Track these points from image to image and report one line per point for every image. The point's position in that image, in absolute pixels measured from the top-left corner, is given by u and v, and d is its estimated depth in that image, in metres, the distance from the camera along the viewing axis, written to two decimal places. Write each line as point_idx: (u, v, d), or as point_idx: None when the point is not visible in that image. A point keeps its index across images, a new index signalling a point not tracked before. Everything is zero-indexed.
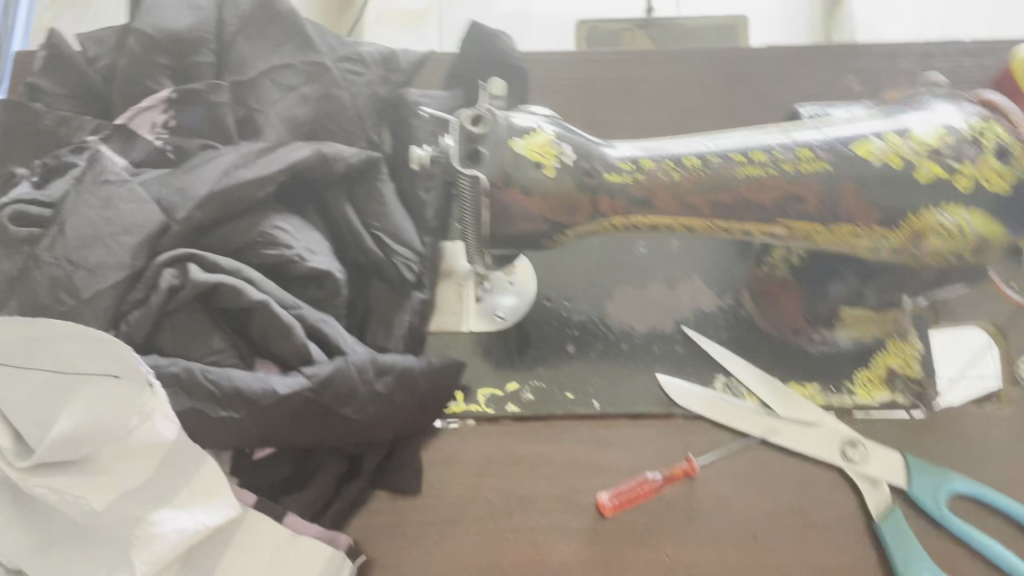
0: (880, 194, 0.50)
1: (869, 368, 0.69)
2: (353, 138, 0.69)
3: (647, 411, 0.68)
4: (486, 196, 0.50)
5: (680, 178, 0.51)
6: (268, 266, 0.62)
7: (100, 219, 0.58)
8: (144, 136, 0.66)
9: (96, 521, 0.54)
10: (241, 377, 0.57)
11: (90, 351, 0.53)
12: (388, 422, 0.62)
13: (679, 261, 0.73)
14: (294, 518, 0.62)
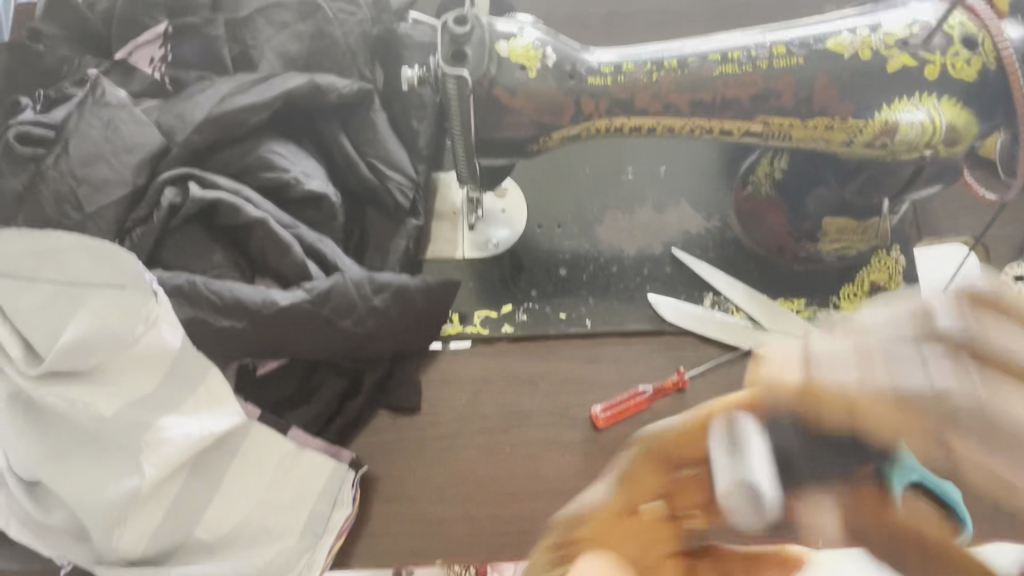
0: (851, 87, 0.52)
1: (854, 282, 0.70)
2: (346, 71, 0.71)
3: (638, 329, 0.70)
4: (474, 95, 0.52)
5: (660, 79, 0.53)
6: (265, 189, 0.64)
7: (102, 139, 0.60)
8: (143, 69, 0.69)
9: (105, 429, 0.56)
10: (243, 290, 0.59)
11: (94, 264, 0.56)
12: (386, 338, 0.64)
13: (667, 186, 0.75)
14: (299, 433, 0.65)
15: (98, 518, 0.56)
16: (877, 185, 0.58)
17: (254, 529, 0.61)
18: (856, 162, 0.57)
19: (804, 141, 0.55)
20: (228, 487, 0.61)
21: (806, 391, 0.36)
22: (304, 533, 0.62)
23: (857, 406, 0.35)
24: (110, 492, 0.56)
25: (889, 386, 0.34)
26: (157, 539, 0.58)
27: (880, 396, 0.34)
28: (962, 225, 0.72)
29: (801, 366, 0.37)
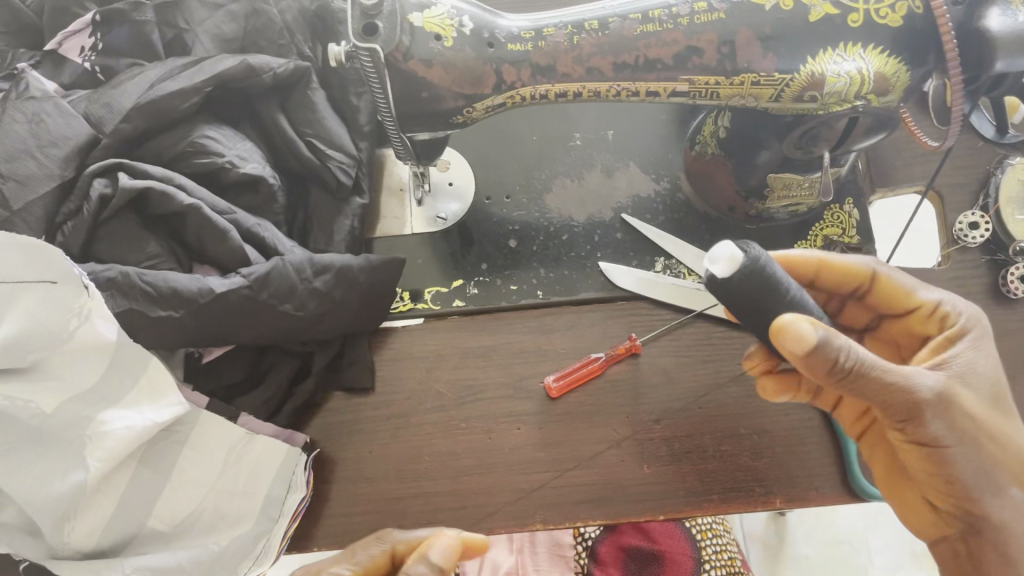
0: (773, 41, 0.51)
1: (806, 239, 0.70)
2: (283, 51, 0.69)
3: (591, 296, 0.70)
4: (388, 69, 0.51)
5: (580, 43, 0.52)
6: (200, 174, 0.64)
7: (28, 133, 0.60)
8: (73, 59, 0.68)
9: (48, 425, 0.56)
10: (178, 278, 0.58)
11: (23, 260, 0.55)
12: (330, 318, 0.63)
13: (615, 150, 0.75)
14: (248, 417, 0.64)
15: (52, 511, 0.55)
16: (815, 138, 0.57)
17: (209, 516, 0.61)
18: (792, 117, 0.56)
19: (731, 98, 0.55)
20: (181, 475, 0.61)
21: (821, 259, 0.55)
22: (261, 517, 0.62)
23: (853, 268, 0.55)
24: (57, 486, 0.55)
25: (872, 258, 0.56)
26: (110, 531, 0.58)
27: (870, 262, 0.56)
28: (915, 172, 0.70)
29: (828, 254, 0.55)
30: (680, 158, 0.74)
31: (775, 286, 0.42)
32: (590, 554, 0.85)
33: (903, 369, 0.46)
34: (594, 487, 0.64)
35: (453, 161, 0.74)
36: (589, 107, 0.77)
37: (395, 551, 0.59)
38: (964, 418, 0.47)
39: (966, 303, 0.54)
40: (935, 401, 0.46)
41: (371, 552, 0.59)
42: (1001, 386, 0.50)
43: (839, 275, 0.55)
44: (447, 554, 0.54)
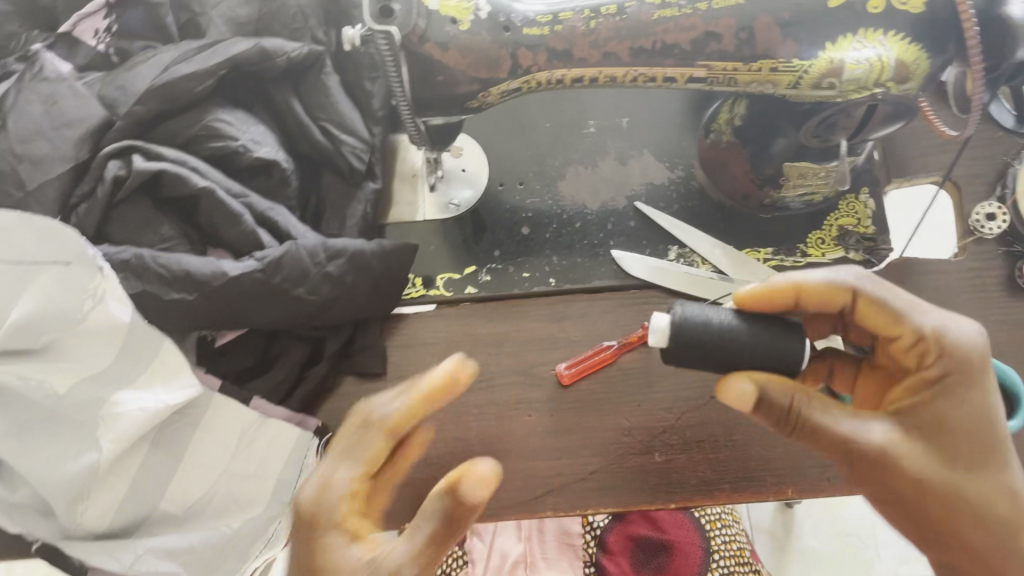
0: (793, 27, 0.51)
1: (822, 229, 0.69)
2: (297, 35, 0.69)
3: (603, 284, 0.69)
4: (403, 51, 0.51)
5: (597, 27, 0.52)
6: (214, 158, 0.64)
7: (42, 115, 0.60)
8: (87, 42, 0.68)
9: (62, 406, 0.57)
10: (192, 261, 0.58)
11: (38, 240, 0.56)
12: (342, 303, 0.63)
13: (629, 137, 0.74)
14: (260, 401, 0.64)
15: (63, 494, 0.56)
16: (832, 127, 0.57)
17: (221, 501, 0.61)
18: (810, 104, 0.56)
19: (749, 84, 0.54)
20: (193, 457, 0.61)
21: (797, 286, 0.52)
22: (271, 502, 0.63)
23: (831, 290, 0.52)
24: (70, 467, 0.56)
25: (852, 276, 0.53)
26: (123, 512, 0.58)
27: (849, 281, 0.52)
28: (932, 163, 0.70)
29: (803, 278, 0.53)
30: (694, 147, 0.74)
31: (710, 339, 0.49)
32: (599, 543, 0.85)
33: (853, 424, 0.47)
34: (605, 475, 0.64)
35: (466, 146, 0.74)
36: (603, 94, 0.76)
37: (388, 429, 0.48)
38: (910, 477, 0.46)
39: (957, 332, 0.48)
40: (877, 460, 0.46)
41: (363, 434, 0.49)
42: (980, 434, 0.46)
43: (815, 300, 0.52)
44: (488, 487, 0.46)
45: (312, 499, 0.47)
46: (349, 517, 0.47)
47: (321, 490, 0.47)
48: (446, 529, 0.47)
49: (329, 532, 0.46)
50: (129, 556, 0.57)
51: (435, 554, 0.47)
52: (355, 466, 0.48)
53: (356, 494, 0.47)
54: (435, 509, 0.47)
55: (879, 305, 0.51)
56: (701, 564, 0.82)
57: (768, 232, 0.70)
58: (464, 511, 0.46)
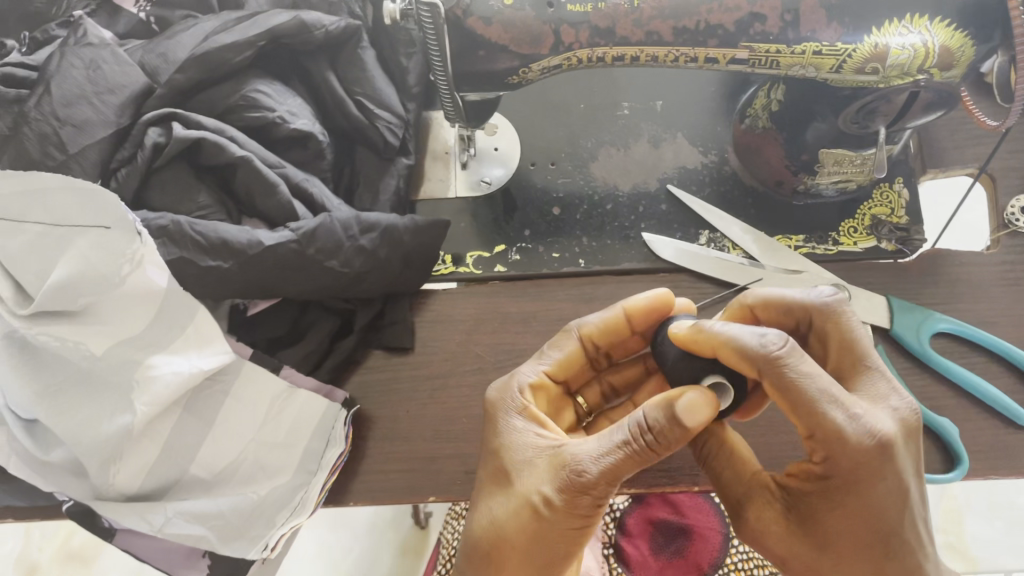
0: (837, 9, 0.51)
1: (855, 217, 0.69)
2: (334, 9, 0.69)
3: (633, 266, 0.69)
4: (447, 24, 0.52)
5: (641, 5, 0.53)
6: (252, 128, 0.64)
7: (85, 79, 0.60)
8: (128, 9, 0.69)
9: (96, 368, 0.57)
10: (228, 229, 0.59)
11: (81, 205, 0.58)
12: (374, 277, 0.64)
13: (663, 120, 0.74)
14: (291, 371, 0.64)
15: (95, 453, 0.56)
16: (872, 113, 0.57)
17: (249, 467, 0.61)
18: (849, 90, 0.56)
19: (791, 67, 0.54)
20: (222, 424, 0.61)
21: (722, 346, 0.45)
22: (299, 470, 0.62)
23: (742, 360, 0.44)
24: (105, 427, 0.56)
25: (779, 355, 0.42)
26: (153, 475, 0.58)
27: (766, 360, 0.43)
28: (968, 154, 0.70)
29: (721, 325, 0.45)
30: (728, 132, 0.73)
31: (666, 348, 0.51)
32: (619, 525, 0.85)
33: (748, 486, 0.51)
34: None
35: (501, 126, 0.74)
36: (637, 77, 0.76)
37: (585, 337, 0.57)
38: (773, 551, 0.48)
39: (857, 434, 0.42)
40: (758, 529, 0.49)
41: (559, 347, 0.57)
42: (849, 538, 0.44)
43: (734, 364, 0.45)
44: (698, 409, 0.44)
45: (497, 394, 0.55)
46: (529, 408, 0.53)
47: (506, 386, 0.55)
48: (649, 443, 0.45)
49: (509, 416, 0.53)
50: (159, 518, 0.57)
51: (629, 461, 0.46)
52: (549, 364, 0.56)
53: (539, 388, 0.56)
54: (634, 422, 0.46)
55: (784, 389, 0.42)
56: (720, 548, 0.82)
57: (801, 219, 0.70)
58: (672, 432, 0.44)
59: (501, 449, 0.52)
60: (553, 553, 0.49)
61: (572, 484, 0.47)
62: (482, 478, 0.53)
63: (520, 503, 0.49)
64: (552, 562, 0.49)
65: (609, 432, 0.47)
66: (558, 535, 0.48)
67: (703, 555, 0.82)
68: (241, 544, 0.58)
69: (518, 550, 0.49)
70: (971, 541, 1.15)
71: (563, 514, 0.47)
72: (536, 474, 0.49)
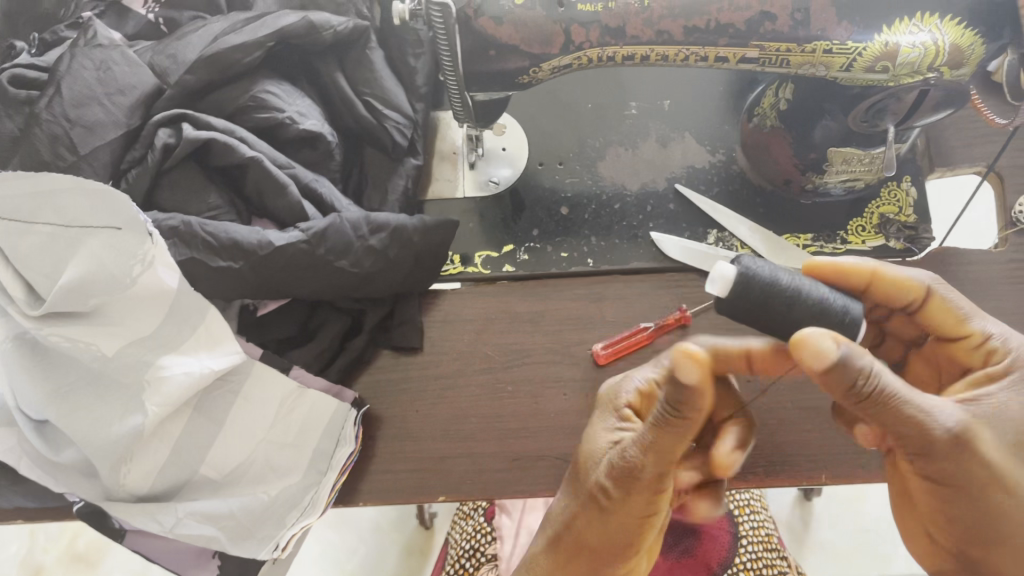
0: (848, 8, 0.51)
1: (862, 216, 0.69)
2: (342, 10, 0.69)
3: (643, 266, 0.69)
4: (458, 24, 0.52)
5: (651, 5, 0.53)
6: (261, 129, 0.64)
7: (95, 81, 0.61)
8: (136, 10, 0.69)
9: (107, 369, 0.57)
10: (238, 230, 0.59)
11: (92, 204, 0.57)
12: (383, 277, 0.64)
13: (670, 119, 0.74)
14: (299, 371, 0.64)
15: (108, 454, 0.56)
16: (881, 112, 0.57)
17: (260, 467, 0.61)
18: (859, 88, 0.56)
19: (801, 66, 0.55)
20: (233, 424, 0.61)
21: (870, 273, 0.50)
22: (309, 470, 0.62)
23: (907, 285, 0.51)
24: (117, 428, 0.56)
25: (934, 281, 0.51)
26: (165, 476, 0.58)
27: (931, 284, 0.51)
28: (976, 152, 0.70)
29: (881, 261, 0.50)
30: (736, 131, 0.74)
31: (764, 299, 0.43)
32: None
33: (923, 401, 0.42)
34: None
35: (509, 125, 0.75)
36: (645, 77, 0.76)
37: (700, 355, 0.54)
38: (981, 465, 0.43)
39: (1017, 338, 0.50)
40: (917, 450, 0.43)
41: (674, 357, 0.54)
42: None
43: (885, 294, 0.51)
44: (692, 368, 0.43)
45: (608, 391, 0.57)
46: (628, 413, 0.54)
47: (616, 385, 0.57)
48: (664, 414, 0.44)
49: (607, 416, 0.55)
50: (170, 519, 0.57)
51: (669, 438, 0.45)
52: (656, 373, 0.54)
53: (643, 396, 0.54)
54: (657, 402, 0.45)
55: (950, 306, 0.51)
56: (729, 548, 0.82)
57: (809, 218, 0.70)
58: (676, 397, 0.42)
59: (589, 445, 0.54)
60: (621, 542, 0.51)
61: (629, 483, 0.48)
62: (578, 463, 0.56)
63: (590, 500, 0.52)
64: (614, 550, 0.52)
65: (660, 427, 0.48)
66: (620, 526, 0.51)
67: (713, 555, 0.81)
68: (252, 545, 0.58)
69: (588, 545, 0.53)
70: None
71: (618, 502, 0.49)
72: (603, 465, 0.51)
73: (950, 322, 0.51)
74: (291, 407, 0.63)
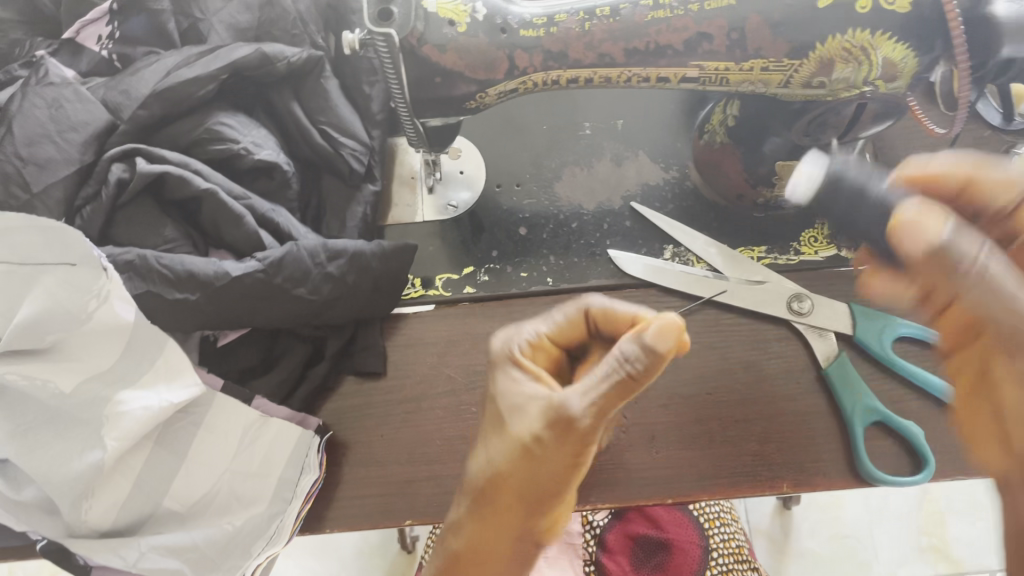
0: (783, 26, 0.52)
1: (815, 227, 0.70)
2: (296, 40, 0.70)
3: (599, 282, 0.70)
4: (402, 53, 0.53)
5: (591, 29, 0.54)
6: (216, 161, 0.65)
7: (47, 118, 0.62)
8: (90, 48, 0.70)
9: (66, 405, 0.57)
10: (194, 262, 0.60)
11: (45, 241, 0.57)
12: (343, 305, 0.64)
13: (624, 139, 0.76)
14: (262, 402, 0.64)
15: (68, 492, 0.55)
16: (822, 125, 0.58)
17: (224, 497, 0.61)
18: (800, 103, 0.57)
19: (740, 84, 0.56)
20: (195, 456, 0.61)
21: (968, 175, 0.43)
22: (274, 499, 0.62)
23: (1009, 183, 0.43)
24: (75, 465, 0.56)
25: None
26: (126, 510, 0.58)
27: None
28: None
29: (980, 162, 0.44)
30: (688, 148, 0.75)
31: (859, 193, 0.45)
32: (599, 542, 0.85)
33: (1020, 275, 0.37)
34: (601, 471, 0.63)
35: (464, 149, 0.75)
36: (599, 97, 0.77)
37: (590, 313, 0.52)
38: None
39: None
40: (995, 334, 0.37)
41: (567, 311, 0.52)
42: None
43: (976, 201, 0.44)
44: (667, 335, 0.42)
45: (500, 345, 0.51)
46: (526, 363, 0.49)
47: (507, 338, 0.51)
48: (631, 372, 0.43)
49: (506, 369, 0.49)
50: (134, 553, 0.56)
51: (613, 396, 0.43)
52: (550, 327, 0.52)
53: (536, 346, 0.51)
54: (616, 356, 0.43)
55: None
56: (700, 561, 0.83)
57: (763, 231, 0.71)
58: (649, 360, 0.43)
59: (495, 397, 0.49)
60: (550, 494, 0.45)
61: (564, 428, 0.44)
62: (484, 429, 0.49)
63: (513, 452, 0.46)
64: (540, 504, 0.46)
65: (589, 378, 0.44)
66: (550, 477, 0.45)
67: (685, 568, 0.82)
68: None
69: (518, 500, 0.46)
70: (954, 543, 1.15)
71: (551, 451, 0.44)
72: (526, 419, 0.46)
73: (998, 205, 0.43)
74: (251, 438, 0.63)
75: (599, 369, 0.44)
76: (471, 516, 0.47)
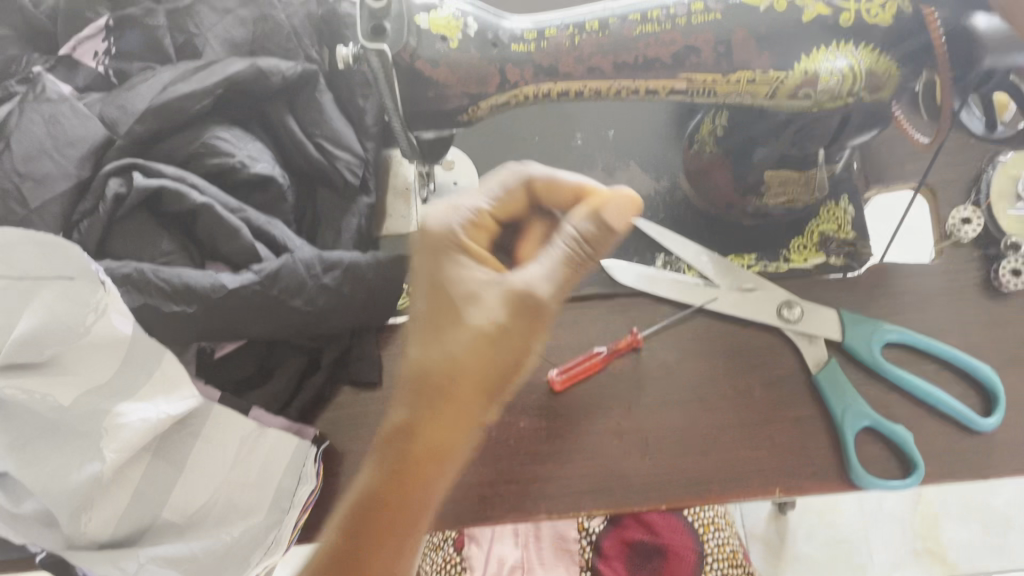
0: (767, 41, 0.53)
1: (804, 235, 0.70)
2: (291, 54, 0.71)
3: (591, 291, 0.70)
4: (396, 68, 0.54)
5: (581, 43, 0.55)
6: (212, 174, 0.66)
7: (45, 134, 0.63)
8: (87, 64, 0.71)
9: (65, 417, 0.58)
10: (192, 275, 0.61)
11: (40, 255, 0.57)
12: (339, 315, 0.64)
13: (615, 149, 0.76)
14: (259, 412, 0.65)
15: (65, 503, 0.56)
16: (808, 135, 0.59)
17: (222, 508, 0.61)
18: (787, 114, 0.58)
19: (728, 95, 0.57)
20: (193, 467, 0.61)
21: None
22: (271, 510, 0.62)
23: None
24: (74, 477, 0.57)
25: None
26: (125, 521, 0.59)
27: None
28: (907, 170, 0.72)
29: None
30: (680, 157, 0.75)
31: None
32: (595, 549, 0.86)
33: None
34: (596, 477, 0.64)
35: (456, 160, 0.76)
36: (592, 108, 0.78)
37: (527, 185, 0.58)
38: None
39: None
40: None
41: (506, 185, 0.58)
42: None
43: None
44: (621, 212, 0.55)
45: (441, 230, 0.56)
46: (470, 248, 0.55)
47: (448, 229, 0.55)
48: (586, 250, 0.54)
49: (455, 259, 0.54)
50: (132, 564, 0.57)
51: (570, 271, 0.54)
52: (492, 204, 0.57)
53: (479, 224, 0.57)
54: (569, 236, 0.54)
55: None
56: (695, 565, 0.84)
57: (754, 240, 0.71)
58: (600, 237, 0.54)
59: (443, 287, 0.54)
60: (506, 374, 0.52)
61: (527, 311, 0.52)
62: (421, 319, 0.54)
63: (475, 341, 0.51)
64: (497, 387, 0.52)
65: (541, 257, 0.54)
66: (508, 357, 0.52)
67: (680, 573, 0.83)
68: None
69: (478, 386, 0.51)
70: (948, 546, 1.16)
71: (510, 335, 0.52)
72: (485, 307, 0.52)
73: None
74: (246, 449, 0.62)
75: (554, 248, 0.54)
76: (422, 410, 0.51)
